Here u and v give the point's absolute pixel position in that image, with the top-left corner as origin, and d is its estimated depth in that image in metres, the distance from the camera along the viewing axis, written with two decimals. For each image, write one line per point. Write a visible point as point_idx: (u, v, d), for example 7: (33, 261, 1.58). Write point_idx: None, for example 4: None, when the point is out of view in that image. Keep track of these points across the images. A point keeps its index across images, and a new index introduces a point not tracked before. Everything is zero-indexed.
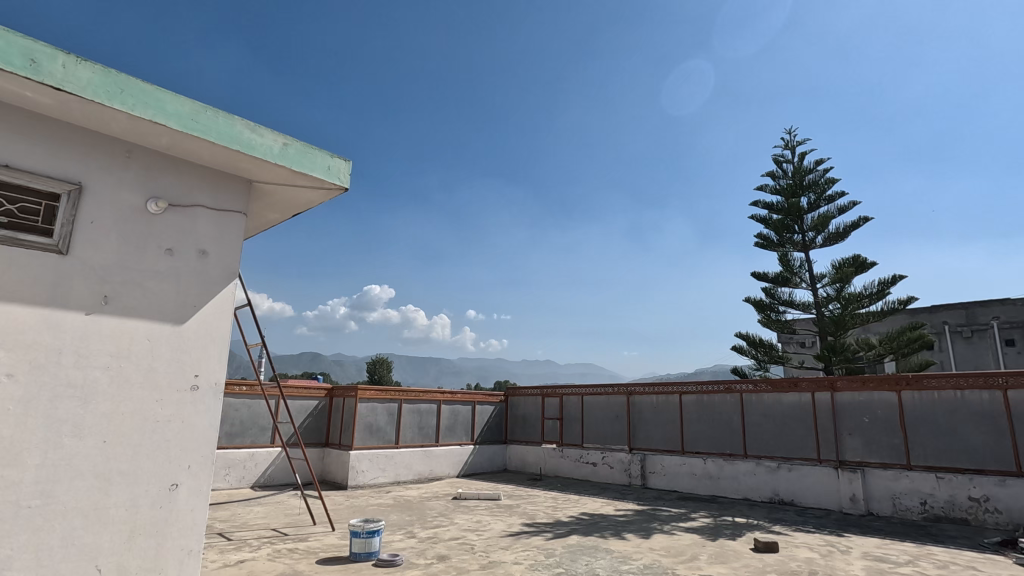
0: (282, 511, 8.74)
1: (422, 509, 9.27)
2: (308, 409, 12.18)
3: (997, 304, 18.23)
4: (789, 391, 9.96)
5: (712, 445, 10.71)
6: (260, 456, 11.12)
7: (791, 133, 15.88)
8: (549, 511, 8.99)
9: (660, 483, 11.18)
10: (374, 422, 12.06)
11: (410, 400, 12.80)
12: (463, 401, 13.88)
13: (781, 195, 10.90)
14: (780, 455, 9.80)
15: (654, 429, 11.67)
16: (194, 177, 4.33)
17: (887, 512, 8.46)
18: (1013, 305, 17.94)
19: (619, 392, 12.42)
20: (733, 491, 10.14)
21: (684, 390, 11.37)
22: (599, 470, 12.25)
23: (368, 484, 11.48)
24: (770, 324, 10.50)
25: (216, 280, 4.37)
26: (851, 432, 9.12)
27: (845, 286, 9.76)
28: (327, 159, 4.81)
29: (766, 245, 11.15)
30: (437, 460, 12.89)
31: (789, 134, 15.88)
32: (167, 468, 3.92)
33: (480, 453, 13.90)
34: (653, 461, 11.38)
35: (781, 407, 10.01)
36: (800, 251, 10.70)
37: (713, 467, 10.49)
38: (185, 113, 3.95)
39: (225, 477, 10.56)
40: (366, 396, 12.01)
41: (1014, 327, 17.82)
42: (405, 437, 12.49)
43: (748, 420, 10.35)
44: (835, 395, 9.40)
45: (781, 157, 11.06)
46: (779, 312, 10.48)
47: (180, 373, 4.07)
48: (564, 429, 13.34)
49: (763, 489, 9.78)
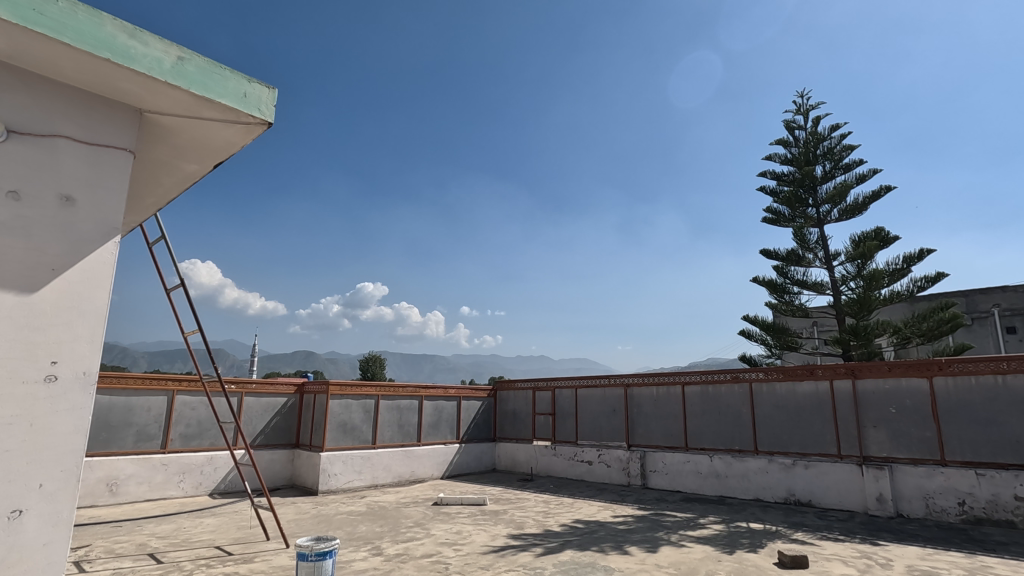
0: (236, 524, 7.68)
1: (397, 517, 8.23)
2: (275, 407, 11.09)
3: (997, 292, 17.41)
4: (804, 380, 9.00)
5: (719, 440, 9.74)
6: (221, 460, 10.05)
7: (803, 99, 14.58)
8: (539, 519, 7.98)
9: (661, 483, 10.22)
10: (349, 421, 10.99)
11: (388, 395, 11.75)
12: (448, 396, 12.83)
13: (793, 164, 9.96)
14: (795, 451, 8.85)
15: (655, 423, 10.68)
16: (54, 99, 3.22)
17: (919, 514, 7.51)
18: (1015, 292, 17.11)
19: (616, 384, 11.42)
20: (743, 491, 9.18)
21: (687, 381, 10.40)
22: (595, 469, 11.27)
23: (341, 489, 10.44)
24: (783, 308, 9.58)
25: (88, 236, 3.29)
26: (875, 424, 8.16)
27: (866, 264, 8.83)
28: (245, 85, 3.72)
29: (775, 221, 10.18)
30: (419, 461, 11.85)
31: (800, 100, 14.58)
32: (5, 489, 2.85)
33: (466, 452, 12.87)
34: (654, 458, 10.42)
35: (797, 398, 9.03)
36: (815, 226, 9.73)
37: (720, 465, 9.53)
38: (22, 2, 2.86)
39: (180, 484, 9.47)
40: (339, 392, 10.94)
41: (1015, 314, 17.00)
42: (383, 436, 11.44)
43: (758, 412, 9.40)
44: (856, 382, 8.44)
45: (793, 123, 10.09)
46: (792, 294, 9.51)
47: (28, 359, 2.99)
48: (557, 426, 12.34)
49: (776, 488, 8.83)
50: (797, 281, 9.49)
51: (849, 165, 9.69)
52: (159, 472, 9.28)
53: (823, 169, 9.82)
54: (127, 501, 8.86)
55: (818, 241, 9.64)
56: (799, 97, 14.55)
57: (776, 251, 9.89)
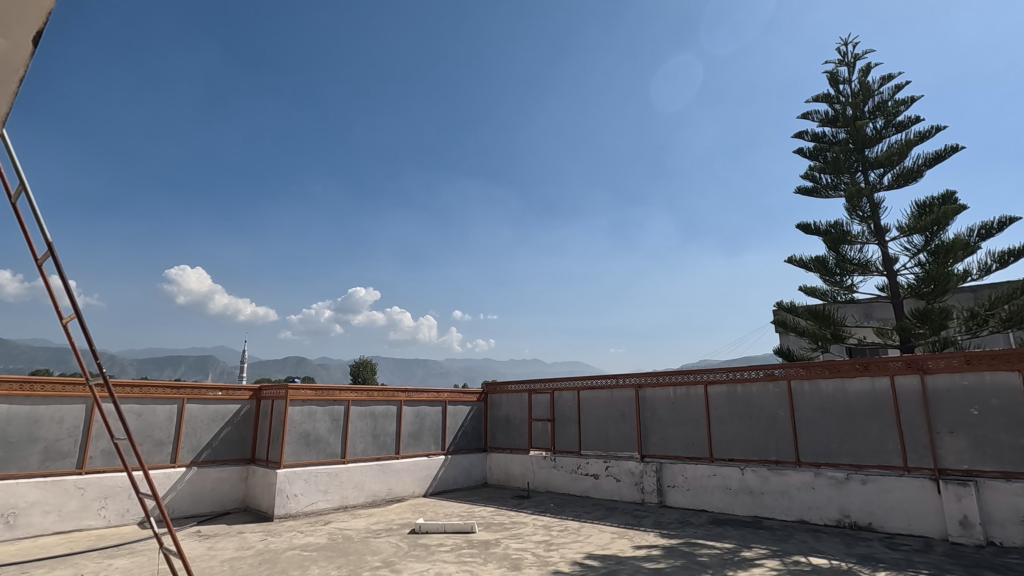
0: (150, 569, 6.00)
1: (362, 553, 6.59)
2: (225, 416, 9.34)
3: None
4: (856, 376, 7.45)
5: (750, 449, 8.21)
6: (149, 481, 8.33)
7: (846, 40, 12.08)
8: (540, 554, 6.38)
9: (682, 500, 8.68)
10: (313, 431, 9.32)
11: (360, 400, 10.11)
12: (430, 400, 11.20)
13: (837, 123, 8.57)
14: (848, 462, 7.31)
15: (673, 430, 9.13)
16: None
17: (1017, 543, 5.99)
18: None
19: (625, 385, 9.86)
20: (783, 510, 7.66)
21: (711, 380, 8.84)
22: (602, 484, 9.70)
23: (303, 512, 8.78)
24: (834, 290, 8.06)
25: None
26: (951, 430, 6.64)
27: (937, 236, 7.53)
28: None
29: (815, 190, 8.80)
30: (398, 477, 10.20)
31: (845, 41, 12.09)
32: None
33: (453, 465, 11.24)
34: (673, 471, 8.86)
35: (847, 399, 7.49)
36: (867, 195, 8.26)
37: (754, 479, 8.01)
38: None
39: (100, 512, 7.77)
40: (301, 398, 9.29)
41: None
42: (354, 449, 9.79)
43: (799, 416, 7.86)
44: (925, 379, 6.92)
45: (837, 75, 8.70)
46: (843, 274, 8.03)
47: None
48: (556, 433, 10.74)
49: (825, 508, 7.32)
50: (849, 259, 8.00)
51: (903, 121, 8.30)
52: (74, 498, 7.57)
53: (873, 126, 8.41)
54: (28, 535, 7.14)
55: (874, 210, 8.18)
56: (841, 41, 12.09)
57: (817, 225, 8.39)
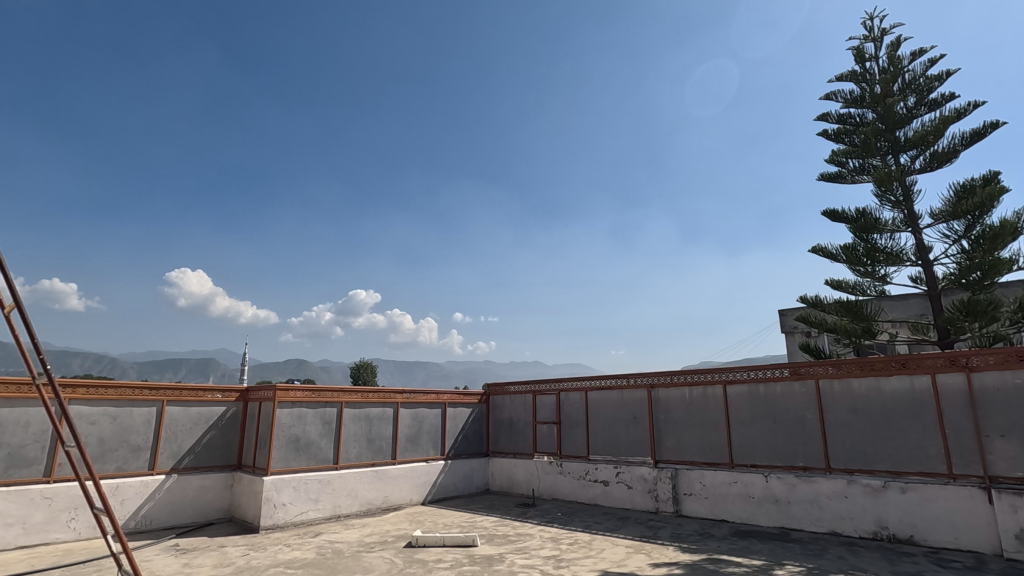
0: None
1: (352, 570, 5.96)
2: (209, 420, 8.72)
3: None
4: (893, 374, 6.81)
5: (774, 455, 7.59)
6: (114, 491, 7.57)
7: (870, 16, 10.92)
8: (549, 571, 5.74)
9: (700, 510, 8.06)
10: (303, 435, 8.70)
11: (354, 402, 9.48)
12: (429, 402, 10.59)
13: (865, 102, 7.92)
14: (884, 469, 6.69)
15: (689, 434, 8.50)
16: None
17: None
18: None
19: (636, 385, 9.25)
20: (813, 521, 7.03)
21: (731, 379, 8.21)
22: (612, 492, 9.08)
23: (291, 523, 8.15)
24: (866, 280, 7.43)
25: None
26: (1003, 433, 5.99)
27: (979, 221, 6.92)
28: None
29: (841, 175, 8.14)
30: (394, 483, 9.57)
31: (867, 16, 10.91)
32: None
33: (453, 471, 10.61)
34: (690, 479, 8.24)
35: (882, 399, 6.86)
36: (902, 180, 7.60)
37: (779, 487, 7.39)
38: None
39: (69, 524, 7.14)
40: (290, 399, 8.66)
41: None
42: (348, 454, 9.17)
43: (828, 419, 7.23)
44: (971, 377, 6.28)
45: (863, 51, 8.08)
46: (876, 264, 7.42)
47: None
48: (563, 437, 10.12)
49: (860, 520, 6.69)
50: (880, 247, 7.36)
51: (936, 100, 7.69)
52: (39, 510, 6.94)
53: (904, 105, 7.78)
54: None
55: (903, 197, 7.51)
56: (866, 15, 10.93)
57: (844, 212, 7.75)
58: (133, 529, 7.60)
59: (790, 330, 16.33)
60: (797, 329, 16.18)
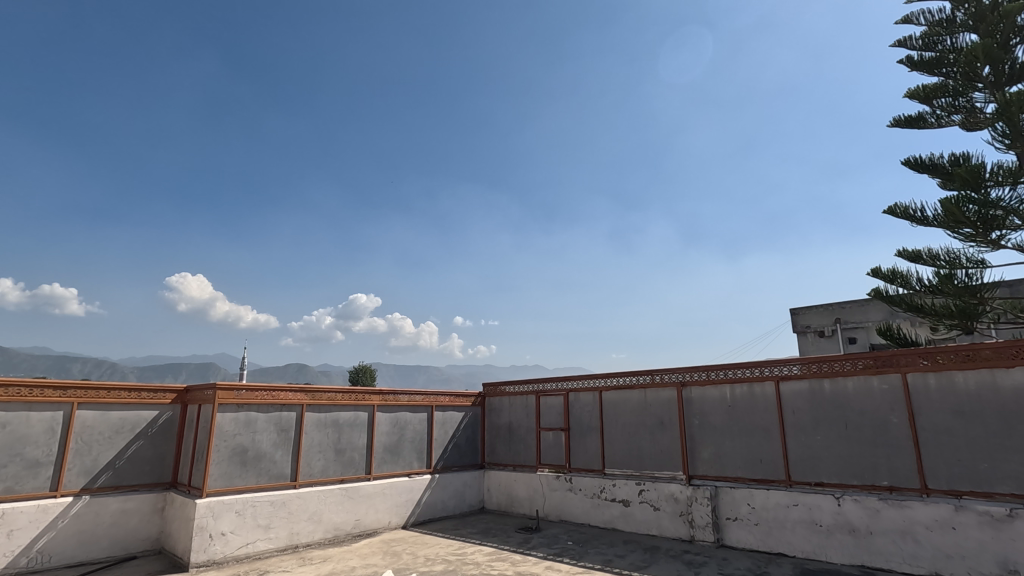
0: None
1: None
2: (136, 428, 7.05)
3: None
4: (1015, 365, 5.11)
5: (847, 472, 5.91)
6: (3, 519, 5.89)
7: None
8: None
9: (749, 540, 6.39)
10: (252, 447, 7.01)
11: (319, 406, 7.78)
12: (413, 406, 8.90)
13: (964, 19, 6.07)
14: (1007, 492, 4.99)
15: (731, 443, 6.83)
16: None
17: None
18: None
19: (661, 383, 7.58)
20: (907, 559, 5.36)
21: (785, 375, 6.54)
22: (634, 514, 7.42)
23: (233, 558, 6.46)
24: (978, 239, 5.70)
25: None
26: None
27: None
28: None
29: (929, 117, 6.34)
30: (368, 504, 7.89)
31: None
32: None
33: (442, 486, 8.94)
34: (735, 500, 6.57)
35: (1000, 399, 5.16)
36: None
37: (856, 513, 5.72)
38: None
39: None
40: (235, 401, 6.95)
41: None
42: (310, 468, 7.48)
43: (923, 425, 5.55)
44: None
45: None
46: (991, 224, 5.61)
47: None
48: (572, 446, 8.44)
49: (977, 560, 5.01)
50: (994, 201, 5.55)
51: None
52: None
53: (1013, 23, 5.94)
54: None
55: None
56: None
57: (933, 160, 6.00)
58: (25, 568, 5.94)
59: (802, 329, 14.65)
60: (810, 328, 14.52)
